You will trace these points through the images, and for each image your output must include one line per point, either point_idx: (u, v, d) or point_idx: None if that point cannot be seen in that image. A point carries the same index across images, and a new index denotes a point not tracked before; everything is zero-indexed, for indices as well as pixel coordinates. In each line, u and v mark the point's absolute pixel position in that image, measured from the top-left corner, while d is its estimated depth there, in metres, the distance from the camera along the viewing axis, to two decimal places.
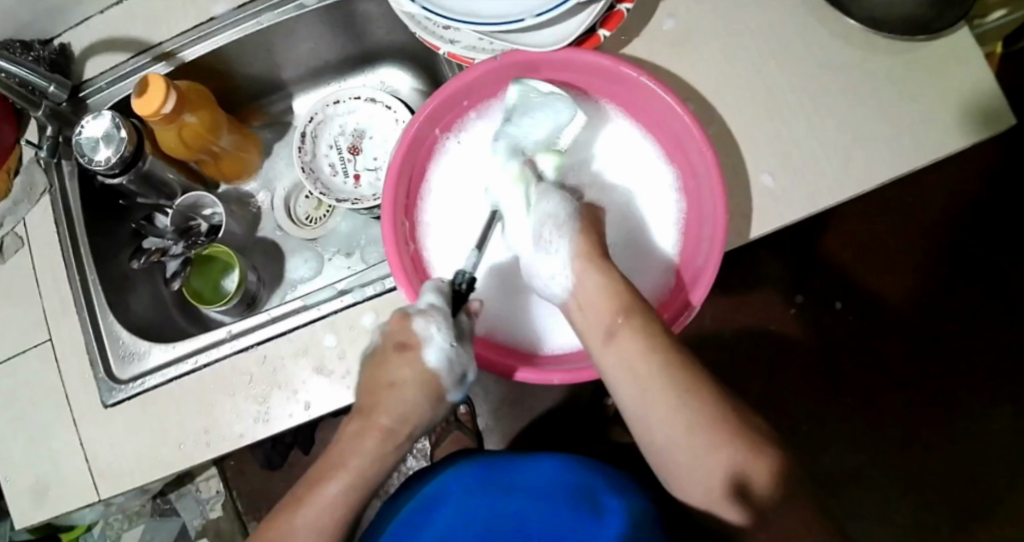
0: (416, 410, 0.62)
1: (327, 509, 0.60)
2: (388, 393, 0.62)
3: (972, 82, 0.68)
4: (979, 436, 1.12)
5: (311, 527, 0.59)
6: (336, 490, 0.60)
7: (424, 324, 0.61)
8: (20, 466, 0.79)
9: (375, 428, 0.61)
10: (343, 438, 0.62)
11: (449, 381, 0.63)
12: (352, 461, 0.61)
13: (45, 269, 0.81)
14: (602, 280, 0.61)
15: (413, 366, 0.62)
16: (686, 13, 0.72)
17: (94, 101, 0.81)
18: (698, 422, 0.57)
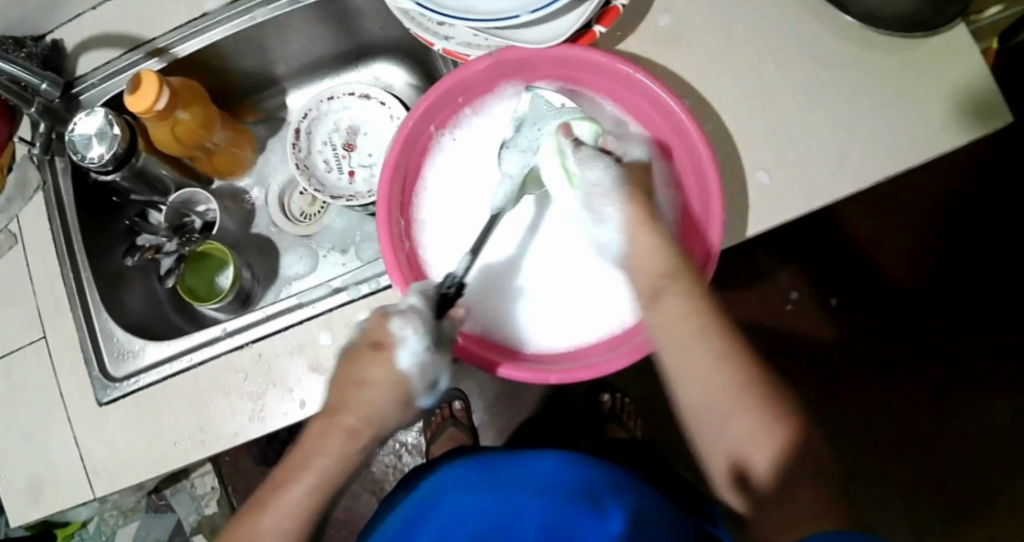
0: (384, 414, 0.63)
1: (297, 512, 0.62)
2: (356, 392, 0.62)
3: (967, 78, 0.68)
4: (973, 432, 1.13)
5: (280, 527, 0.62)
6: (302, 490, 0.62)
7: (400, 325, 0.62)
8: (15, 464, 0.79)
9: (340, 428, 0.62)
10: (309, 437, 0.63)
11: (420, 386, 0.63)
12: (318, 463, 0.62)
13: (39, 266, 0.81)
14: (658, 239, 0.61)
15: (384, 366, 0.62)
16: (682, 9, 0.72)
17: (87, 98, 0.80)
18: (733, 392, 0.59)
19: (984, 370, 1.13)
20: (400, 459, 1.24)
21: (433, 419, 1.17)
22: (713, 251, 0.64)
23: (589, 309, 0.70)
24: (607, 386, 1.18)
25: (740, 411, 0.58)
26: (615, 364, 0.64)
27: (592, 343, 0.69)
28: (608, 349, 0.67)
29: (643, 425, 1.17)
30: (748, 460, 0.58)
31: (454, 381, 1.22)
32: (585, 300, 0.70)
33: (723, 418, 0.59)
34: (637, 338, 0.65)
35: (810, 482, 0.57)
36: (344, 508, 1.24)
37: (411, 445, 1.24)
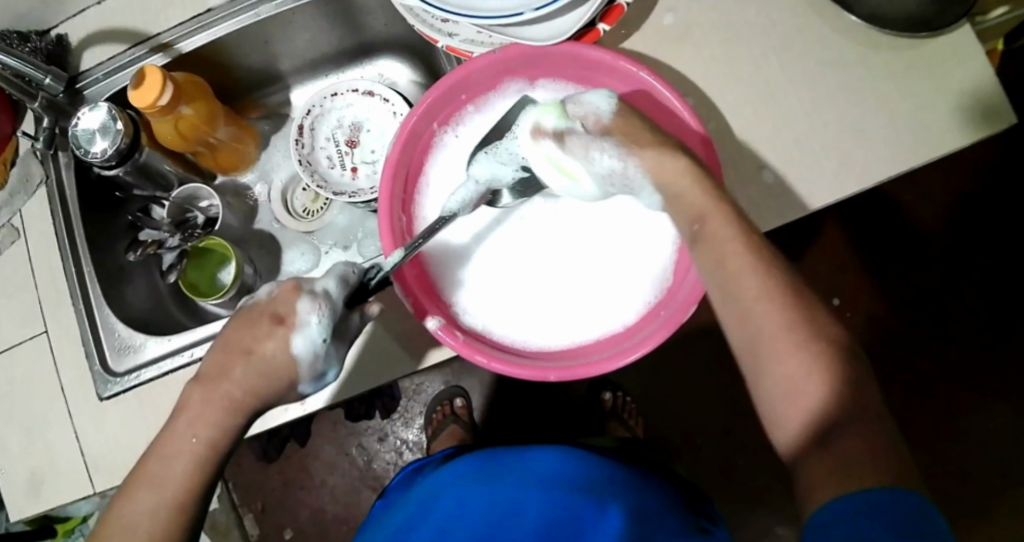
0: (267, 386, 0.61)
1: (179, 485, 0.58)
2: (243, 362, 0.61)
3: (972, 79, 0.68)
4: (970, 433, 1.15)
5: (161, 501, 0.57)
6: (186, 464, 0.58)
7: (305, 307, 0.62)
8: (16, 459, 0.79)
9: (222, 397, 0.60)
10: (188, 408, 0.60)
11: (306, 372, 0.63)
12: (196, 433, 0.59)
13: (41, 261, 0.81)
14: (687, 169, 0.57)
15: (277, 342, 0.61)
16: (687, 8, 0.72)
17: (90, 93, 0.81)
18: (784, 324, 0.52)
19: (979, 373, 1.15)
20: (401, 456, 1.24)
21: (434, 417, 1.17)
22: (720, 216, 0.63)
23: (555, 320, 0.70)
24: (609, 385, 1.18)
25: (785, 344, 0.52)
26: (615, 361, 0.63)
27: (591, 342, 0.69)
28: (608, 348, 0.67)
29: (644, 424, 1.17)
30: (780, 395, 0.52)
31: (456, 379, 1.22)
32: (552, 311, 0.71)
33: (767, 351, 0.52)
34: (637, 338, 0.65)
35: (876, 453, 0.48)
36: (344, 505, 1.25)
37: (412, 442, 1.24)
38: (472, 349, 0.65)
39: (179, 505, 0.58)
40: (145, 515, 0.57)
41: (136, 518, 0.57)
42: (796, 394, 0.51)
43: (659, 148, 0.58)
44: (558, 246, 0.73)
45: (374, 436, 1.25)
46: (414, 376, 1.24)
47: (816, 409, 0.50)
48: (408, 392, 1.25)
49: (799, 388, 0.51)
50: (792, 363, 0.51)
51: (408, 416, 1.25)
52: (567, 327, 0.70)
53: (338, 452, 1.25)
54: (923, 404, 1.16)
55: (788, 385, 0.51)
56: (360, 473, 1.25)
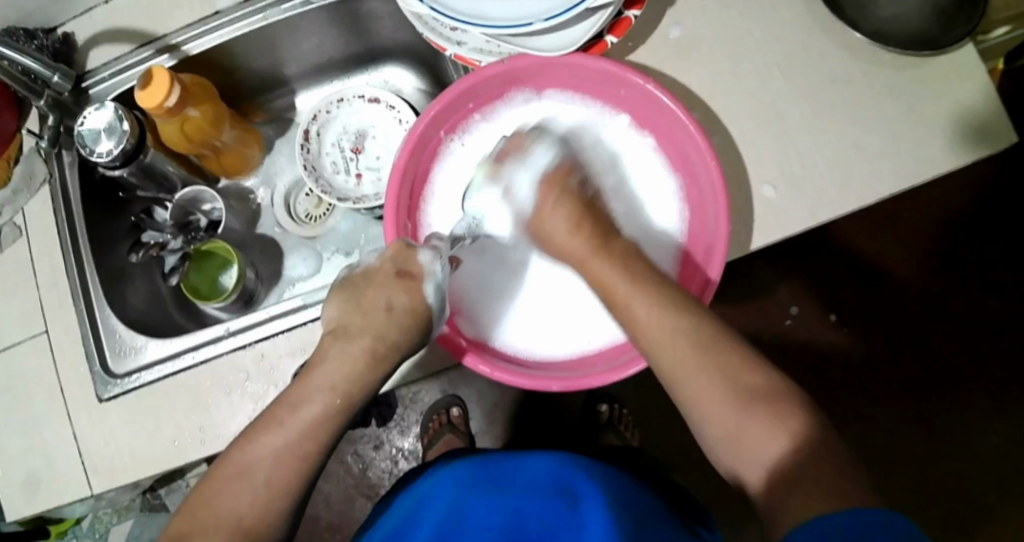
0: (400, 336, 0.62)
1: (309, 431, 0.57)
2: (383, 316, 0.62)
3: (973, 97, 0.69)
4: (967, 452, 1.14)
5: (288, 449, 0.57)
6: (320, 411, 0.58)
7: (429, 260, 0.65)
8: (13, 458, 0.78)
9: (365, 351, 0.61)
10: (321, 355, 0.61)
11: (437, 317, 0.65)
12: (328, 379, 0.59)
13: (43, 260, 0.81)
14: (585, 247, 0.63)
15: (412, 295, 0.63)
16: (693, 22, 0.73)
17: (97, 92, 0.81)
18: (717, 382, 0.56)
19: (977, 391, 1.15)
20: (396, 465, 1.24)
21: (431, 426, 1.16)
22: (713, 280, 0.64)
23: (574, 331, 0.71)
24: (607, 398, 1.18)
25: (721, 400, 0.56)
26: (616, 373, 0.63)
27: (593, 353, 0.69)
28: (611, 360, 0.67)
29: (640, 436, 1.17)
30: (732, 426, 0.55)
31: (453, 388, 1.22)
32: (571, 323, 0.71)
33: (703, 413, 0.57)
34: (639, 349, 0.65)
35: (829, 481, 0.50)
36: (338, 512, 1.24)
37: (407, 450, 1.24)
38: (477, 357, 0.65)
39: (302, 452, 0.57)
40: (270, 457, 0.56)
41: (260, 462, 0.56)
42: (746, 431, 0.55)
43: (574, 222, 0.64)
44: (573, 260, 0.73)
45: (370, 444, 1.24)
46: (410, 385, 1.23)
47: (769, 456, 0.53)
48: (405, 401, 1.24)
49: (750, 420, 0.55)
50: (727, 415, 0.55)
51: (404, 424, 1.24)
52: (585, 336, 0.70)
53: (334, 460, 1.25)
54: (921, 422, 1.16)
55: (743, 438, 0.55)
56: (356, 480, 1.24)
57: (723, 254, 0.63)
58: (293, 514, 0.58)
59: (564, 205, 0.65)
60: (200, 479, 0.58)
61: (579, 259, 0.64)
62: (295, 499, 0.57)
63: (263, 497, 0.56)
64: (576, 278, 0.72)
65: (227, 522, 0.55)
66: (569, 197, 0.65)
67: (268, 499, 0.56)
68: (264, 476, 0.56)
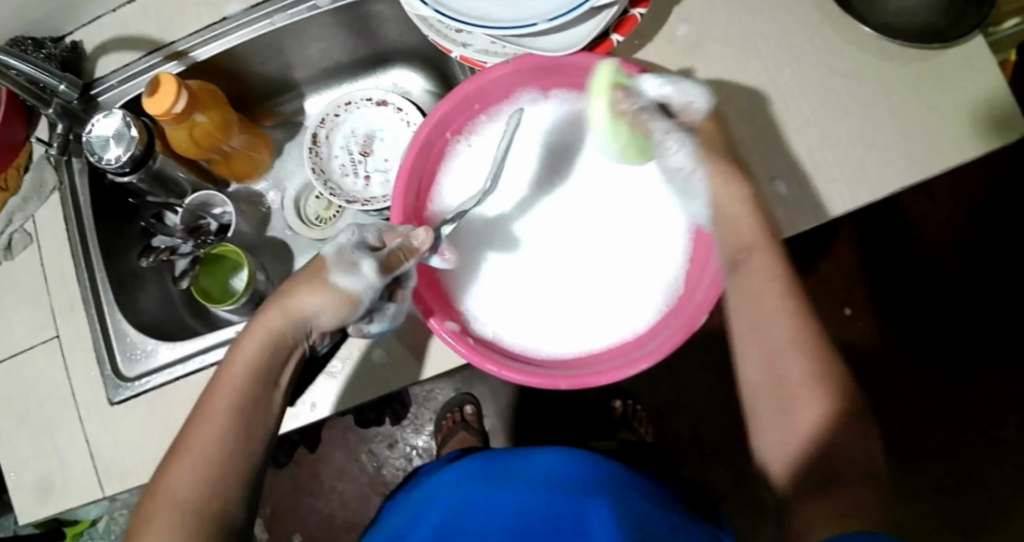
0: (308, 309, 0.65)
1: (231, 402, 0.61)
2: (293, 297, 0.65)
3: (986, 91, 0.68)
4: (985, 446, 1.14)
5: (216, 421, 0.60)
6: (240, 384, 0.62)
7: (351, 252, 0.65)
8: (28, 462, 0.79)
9: (271, 325, 0.64)
10: (239, 340, 0.64)
11: (353, 293, 0.65)
12: (246, 359, 0.63)
13: (54, 267, 0.82)
14: (751, 214, 0.62)
15: (318, 276, 0.65)
16: (700, 19, 0.72)
17: (105, 99, 0.81)
18: (808, 371, 0.56)
19: (992, 385, 1.14)
20: (410, 463, 1.24)
21: (444, 424, 1.17)
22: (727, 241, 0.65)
23: (575, 329, 0.69)
24: (619, 394, 1.18)
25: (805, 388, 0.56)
26: (622, 371, 0.63)
27: (600, 352, 0.68)
28: (619, 358, 0.66)
29: (653, 432, 1.17)
30: (789, 424, 0.56)
31: (465, 387, 1.23)
32: (574, 323, 0.69)
33: (783, 400, 0.57)
34: (645, 349, 0.65)
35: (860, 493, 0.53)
36: (352, 510, 1.25)
37: (421, 449, 1.24)
38: (482, 357, 0.65)
39: (232, 422, 0.60)
40: (202, 434, 0.60)
41: (200, 445, 0.59)
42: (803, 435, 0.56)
43: (728, 179, 0.63)
44: (572, 256, 0.71)
45: (384, 442, 1.25)
46: (424, 383, 1.24)
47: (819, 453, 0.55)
48: (418, 399, 1.25)
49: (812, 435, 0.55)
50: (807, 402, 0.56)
51: (418, 422, 1.25)
52: (591, 333, 0.69)
53: (347, 458, 1.26)
54: (937, 417, 1.15)
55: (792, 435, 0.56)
56: (370, 479, 1.25)
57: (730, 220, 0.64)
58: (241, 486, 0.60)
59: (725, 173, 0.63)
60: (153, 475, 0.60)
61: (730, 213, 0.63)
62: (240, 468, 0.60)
63: (203, 471, 0.58)
64: (574, 275, 0.70)
65: (178, 501, 0.57)
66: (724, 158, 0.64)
67: (206, 471, 0.59)
68: (200, 451, 0.59)
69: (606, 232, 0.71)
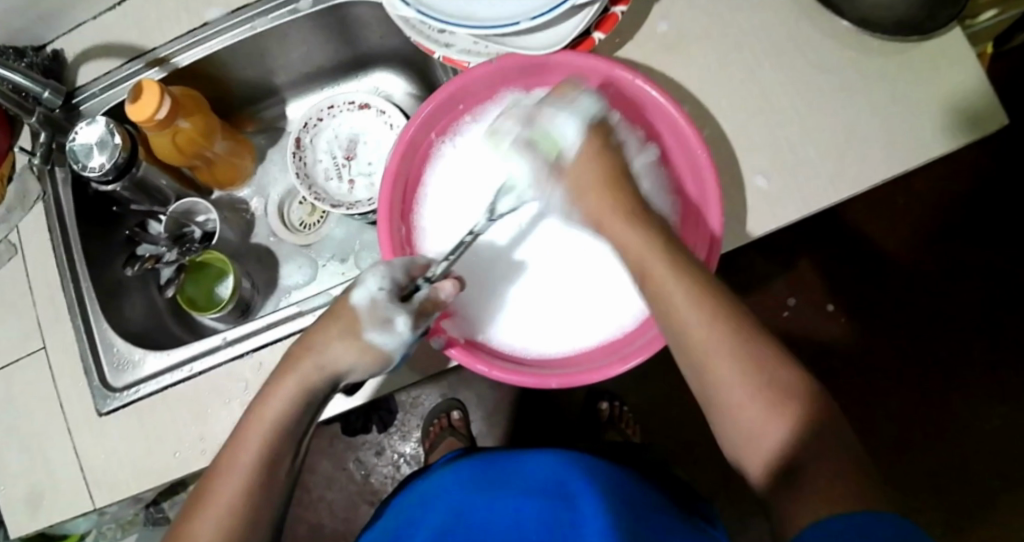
0: (339, 362, 0.61)
1: (254, 461, 0.57)
2: (319, 349, 0.61)
3: (963, 79, 0.69)
4: (974, 439, 1.14)
5: (239, 478, 0.57)
6: (258, 440, 0.58)
7: (385, 306, 0.61)
8: (13, 475, 0.78)
9: (296, 376, 0.60)
10: (265, 393, 0.60)
11: (371, 326, 0.62)
12: (274, 409, 0.59)
13: (39, 277, 0.81)
14: (607, 204, 0.62)
15: (341, 321, 0.62)
16: (680, 16, 0.73)
17: (88, 107, 0.81)
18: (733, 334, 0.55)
19: (980, 377, 1.15)
20: (399, 471, 1.24)
21: (431, 430, 1.17)
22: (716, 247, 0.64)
23: (572, 332, 0.69)
24: (607, 395, 1.17)
25: (733, 357, 0.54)
26: (617, 367, 0.63)
27: (591, 349, 0.68)
28: (610, 354, 0.66)
29: (642, 433, 1.17)
30: (744, 408, 0.54)
31: (453, 392, 1.22)
32: (568, 324, 0.70)
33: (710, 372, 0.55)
34: (637, 343, 0.65)
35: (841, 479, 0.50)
36: (343, 520, 1.24)
37: (409, 456, 1.24)
38: (474, 357, 0.65)
39: (249, 482, 0.57)
40: (225, 490, 0.57)
41: (219, 498, 0.57)
42: (759, 412, 0.53)
43: (605, 198, 0.63)
44: (579, 270, 0.71)
45: (372, 450, 1.24)
46: (410, 389, 1.23)
47: (780, 432, 0.52)
48: (406, 406, 1.24)
49: (778, 432, 0.52)
50: (719, 350, 0.54)
51: (405, 429, 1.24)
52: (586, 333, 0.69)
53: (336, 467, 1.25)
54: (923, 411, 1.16)
55: (753, 412, 0.53)
56: (359, 487, 1.24)
57: (718, 213, 0.64)
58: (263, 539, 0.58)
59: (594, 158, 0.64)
60: (171, 526, 0.58)
61: (597, 218, 0.63)
62: (265, 520, 0.58)
63: (225, 527, 0.56)
64: (581, 282, 0.70)
65: None
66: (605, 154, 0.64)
67: (230, 527, 0.56)
68: (225, 508, 0.56)
69: (585, 241, 0.71)
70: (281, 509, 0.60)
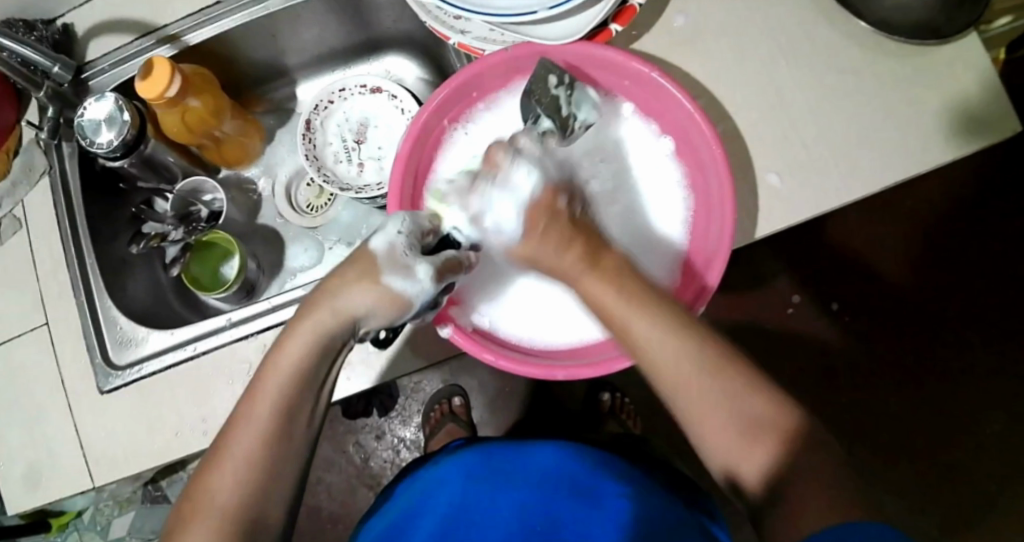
0: (359, 306, 0.59)
1: (273, 410, 0.57)
2: (340, 290, 0.59)
3: (979, 84, 0.68)
4: (970, 442, 1.15)
5: (259, 428, 0.56)
6: (278, 388, 0.57)
7: (404, 253, 0.60)
8: (14, 451, 0.78)
9: (314, 320, 0.58)
10: (284, 337, 0.59)
11: (392, 271, 0.59)
12: (291, 361, 0.57)
13: (43, 253, 0.80)
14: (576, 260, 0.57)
15: (362, 261, 0.60)
16: (697, 10, 0.72)
17: (96, 83, 0.80)
18: (703, 366, 0.54)
19: (979, 380, 1.15)
20: (397, 455, 1.24)
21: (431, 416, 1.17)
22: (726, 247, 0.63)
23: (577, 323, 0.69)
24: (608, 386, 1.18)
25: (706, 387, 0.54)
26: (621, 361, 0.63)
27: (597, 342, 0.68)
28: (616, 347, 0.66)
29: (641, 426, 1.18)
30: (726, 438, 0.54)
31: (454, 378, 1.22)
32: (572, 316, 0.69)
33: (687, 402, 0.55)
34: None
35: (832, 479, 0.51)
36: (341, 502, 1.24)
37: (409, 441, 1.24)
38: (480, 347, 0.64)
39: (268, 433, 0.56)
40: (245, 439, 0.56)
41: (237, 448, 0.56)
42: (745, 438, 0.53)
43: (561, 263, 0.58)
44: None
45: (372, 434, 1.25)
46: (412, 375, 1.24)
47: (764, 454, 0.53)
48: (406, 391, 1.24)
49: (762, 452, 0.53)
50: (690, 378, 0.54)
51: (405, 414, 1.24)
52: (591, 324, 0.69)
53: (335, 450, 1.25)
54: (920, 412, 1.16)
55: (740, 437, 0.53)
56: (358, 470, 1.25)
57: (731, 210, 0.63)
58: (283, 492, 0.58)
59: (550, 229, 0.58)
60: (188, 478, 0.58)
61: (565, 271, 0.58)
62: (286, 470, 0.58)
63: (245, 481, 0.56)
64: None
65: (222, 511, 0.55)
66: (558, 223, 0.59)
67: (249, 481, 0.56)
68: (243, 461, 0.56)
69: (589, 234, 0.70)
70: (302, 460, 0.59)
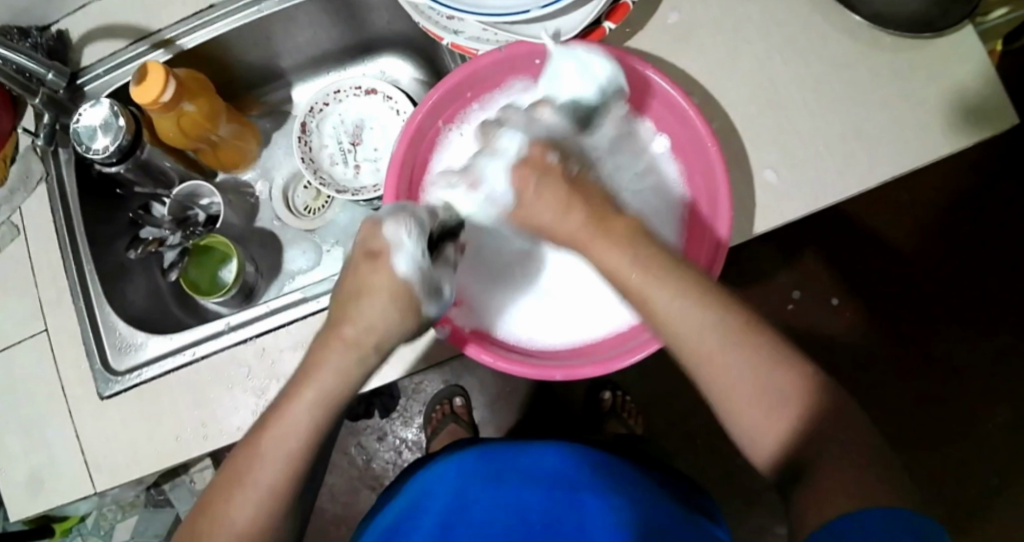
0: (387, 327, 0.57)
1: (296, 432, 0.56)
2: (365, 309, 0.56)
3: (974, 77, 0.68)
4: (971, 435, 1.15)
5: (281, 449, 0.56)
6: (303, 410, 0.56)
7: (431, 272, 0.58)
8: (15, 457, 0.78)
9: (340, 339, 0.56)
10: (312, 355, 0.57)
11: (422, 291, 0.57)
12: (318, 383, 0.56)
13: (42, 259, 0.80)
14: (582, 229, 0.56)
15: (385, 275, 0.56)
16: (692, 7, 0.72)
17: (91, 90, 0.80)
18: (733, 340, 0.54)
19: (979, 374, 1.15)
20: (400, 455, 1.24)
21: (433, 416, 1.17)
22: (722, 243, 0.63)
23: (577, 325, 0.69)
24: (609, 385, 1.18)
25: (734, 365, 0.54)
26: (620, 359, 0.63)
27: (596, 341, 0.68)
28: (615, 346, 0.66)
29: (643, 423, 1.18)
30: (753, 415, 0.54)
31: (455, 378, 1.22)
32: (574, 319, 0.70)
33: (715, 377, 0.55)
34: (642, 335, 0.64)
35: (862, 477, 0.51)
36: (343, 504, 1.24)
37: (411, 442, 1.24)
38: (478, 347, 0.64)
39: (290, 454, 0.56)
40: (267, 459, 0.56)
41: (258, 467, 0.56)
42: (772, 415, 0.54)
43: (573, 235, 0.57)
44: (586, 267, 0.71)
45: (374, 435, 1.25)
46: (412, 375, 1.24)
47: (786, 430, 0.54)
48: (407, 391, 1.24)
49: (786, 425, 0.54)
50: (718, 352, 0.54)
51: (407, 415, 1.24)
52: (591, 325, 0.69)
53: (337, 451, 1.25)
54: (921, 406, 1.16)
55: (765, 417, 0.54)
56: (360, 471, 1.25)
57: (727, 205, 0.63)
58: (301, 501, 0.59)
59: (547, 186, 0.57)
60: (209, 486, 0.59)
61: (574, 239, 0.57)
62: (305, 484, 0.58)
63: (266, 498, 0.56)
64: (590, 279, 0.70)
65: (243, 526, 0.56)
66: (551, 178, 0.58)
67: (270, 498, 0.56)
68: (266, 479, 0.56)
69: None
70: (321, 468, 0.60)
